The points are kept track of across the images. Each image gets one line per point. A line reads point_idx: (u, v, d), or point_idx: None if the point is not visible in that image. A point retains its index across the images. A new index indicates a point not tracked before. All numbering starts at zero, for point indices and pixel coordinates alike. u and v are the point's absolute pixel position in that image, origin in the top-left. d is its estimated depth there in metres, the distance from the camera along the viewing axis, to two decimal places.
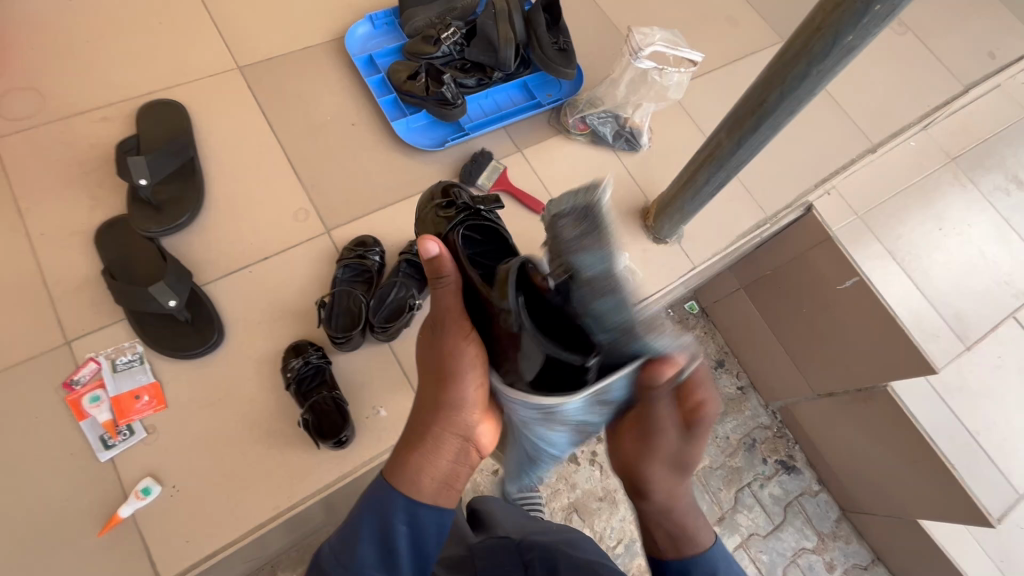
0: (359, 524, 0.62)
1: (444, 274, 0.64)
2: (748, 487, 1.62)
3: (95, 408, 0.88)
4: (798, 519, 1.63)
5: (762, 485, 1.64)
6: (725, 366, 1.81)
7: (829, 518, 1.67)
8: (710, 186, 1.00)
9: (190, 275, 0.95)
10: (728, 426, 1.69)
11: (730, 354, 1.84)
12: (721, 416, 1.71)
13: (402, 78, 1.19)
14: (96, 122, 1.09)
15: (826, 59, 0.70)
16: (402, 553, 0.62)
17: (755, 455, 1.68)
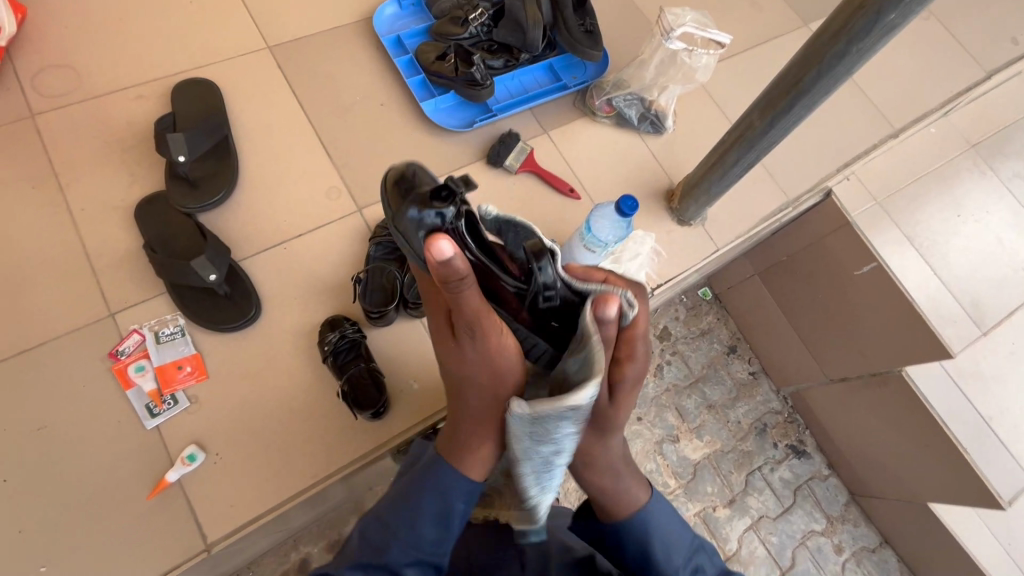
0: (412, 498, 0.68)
1: (462, 278, 0.54)
2: (759, 470, 1.65)
3: (141, 377, 0.91)
4: (808, 503, 1.65)
5: (773, 469, 1.67)
6: (737, 352, 1.80)
7: (838, 502, 1.69)
8: (739, 167, 1.01)
9: (228, 251, 0.98)
10: (740, 410, 1.71)
11: (742, 340, 1.83)
12: (733, 401, 1.72)
13: (431, 58, 1.19)
14: (132, 100, 1.10)
15: (865, 38, 0.71)
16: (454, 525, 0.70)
17: (765, 440, 1.70)
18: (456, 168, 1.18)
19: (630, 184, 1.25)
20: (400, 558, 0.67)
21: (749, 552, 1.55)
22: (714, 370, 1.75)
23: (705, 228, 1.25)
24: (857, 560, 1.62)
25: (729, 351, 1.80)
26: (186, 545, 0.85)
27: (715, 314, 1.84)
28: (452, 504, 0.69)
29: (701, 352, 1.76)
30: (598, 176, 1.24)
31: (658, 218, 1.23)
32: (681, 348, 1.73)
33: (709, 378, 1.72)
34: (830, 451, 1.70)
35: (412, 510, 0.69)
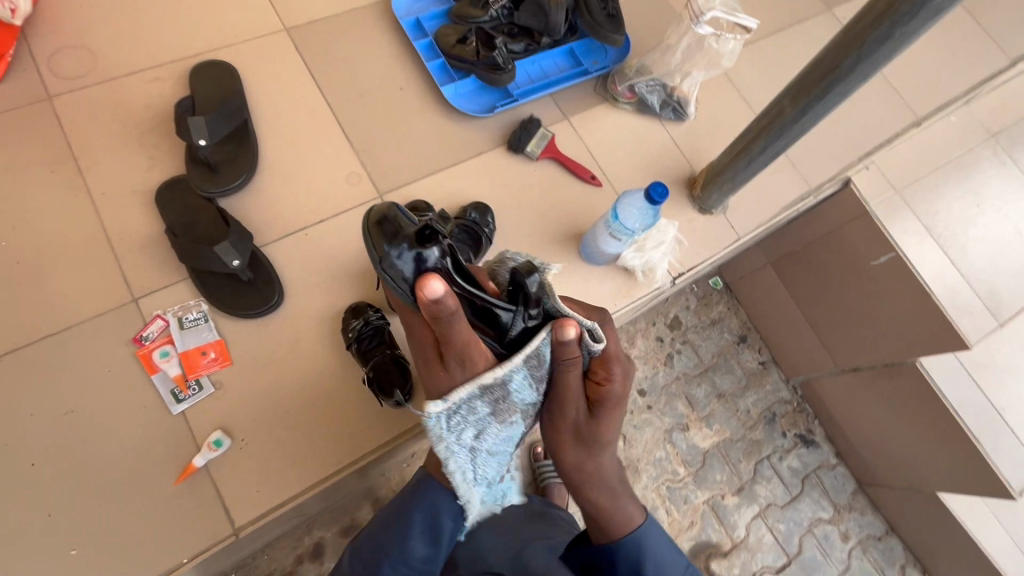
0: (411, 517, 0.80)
1: (450, 314, 0.59)
2: (767, 459, 1.66)
3: (165, 363, 0.91)
4: (815, 492, 1.66)
5: (781, 458, 1.68)
6: (748, 341, 1.80)
7: (846, 491, 1.69)
8: (767, 154, 1.00)
9: (251, 236, 0.97)
10: (750, 399, 1.71)
11: (753, 329, 1.83)
12: (743, 390, 1.73)
13: (451, 41, 1.18)
14: (150, 82, 1.09)
15: (910, 21, 0.70)
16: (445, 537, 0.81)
17: (774, 429, 1.71)
18: (477, 154, 1.17)
19: (651, 172, 1.24)
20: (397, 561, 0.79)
21: (757, 539, 1.56)
22: (724, 359, 1.75)
23: (726, 217, 1.24)
24: (863, 548, 1.64)
25: (740, 340, 1.79)
26: (213, 529, 0.85)
27: (726, 304, 1.83)
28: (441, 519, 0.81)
29: (711, 342, 1.76)
30: (619, 163, 1.23)
31: (679, 207, 1.22)
32: (691, 338, 1.73)
33: (719, 367, 1.72)
34: (839, 441, 1.71)
35: (405, 528, 0.80)
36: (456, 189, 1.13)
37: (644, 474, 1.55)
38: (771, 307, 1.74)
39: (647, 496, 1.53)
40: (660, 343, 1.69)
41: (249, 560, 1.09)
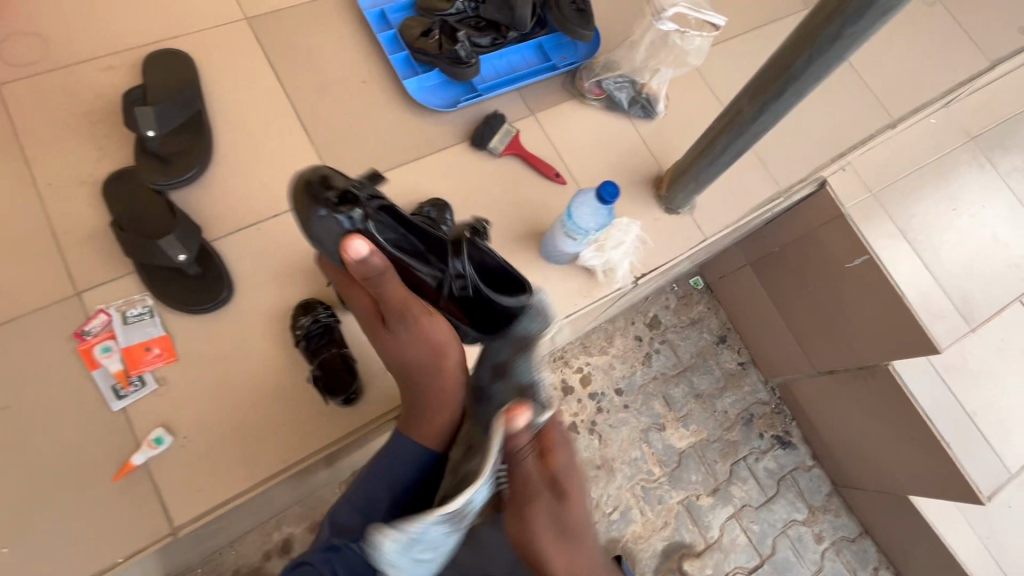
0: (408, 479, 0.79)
1: (377, 268, 0.78)
2: (743, 460, 1.65)
3: (107, 358, 0.89)
4: (790, 493, 1.65)
5: (757, 459, 1.66)
6: (728, 342, 1.78)
7: (821, 492, 1.69)
8: (727, 155, 0.98)
9: (198, 229, 0.94)
10: (728, 400, 1.70)
11: (733, 329, 1.81)
12: (721, 390, 1.71)
13: (415, 34, 1.15)
14: (103, 70, 1.06)
15: (857, 23, 0.68)
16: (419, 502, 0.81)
17: (751, 430, 1.70)
18: (439, 150, 1.15)
19: (618, 170, 1.22)
20: (372, 534, 0.77)
21: (730, 540, 1.55)
22: (703, 360, 1.73)
23: (693, 216, 1.23)
24: (836, 549, 1.63)
25: (719, 341, 1.78)
26: (153, 527, 0.84)
27: (706, 304, 1.82)
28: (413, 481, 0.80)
29: (689, 342, 1.75)
30: (585, 161, 1.21)
31: (645, 206, 1.21)
32: (671, 338, 1.72)
33: (697, 367, 1.71)
34: (815, 442, 1.70)
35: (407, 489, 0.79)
36: (417, 185, 1.12)
37: (619, 473, 1.53)
38: (749, 308, 1.73)
39: (620, 496, 1.51)
40: (639, 342, 1.67)
41: (216, 555, 1.14)
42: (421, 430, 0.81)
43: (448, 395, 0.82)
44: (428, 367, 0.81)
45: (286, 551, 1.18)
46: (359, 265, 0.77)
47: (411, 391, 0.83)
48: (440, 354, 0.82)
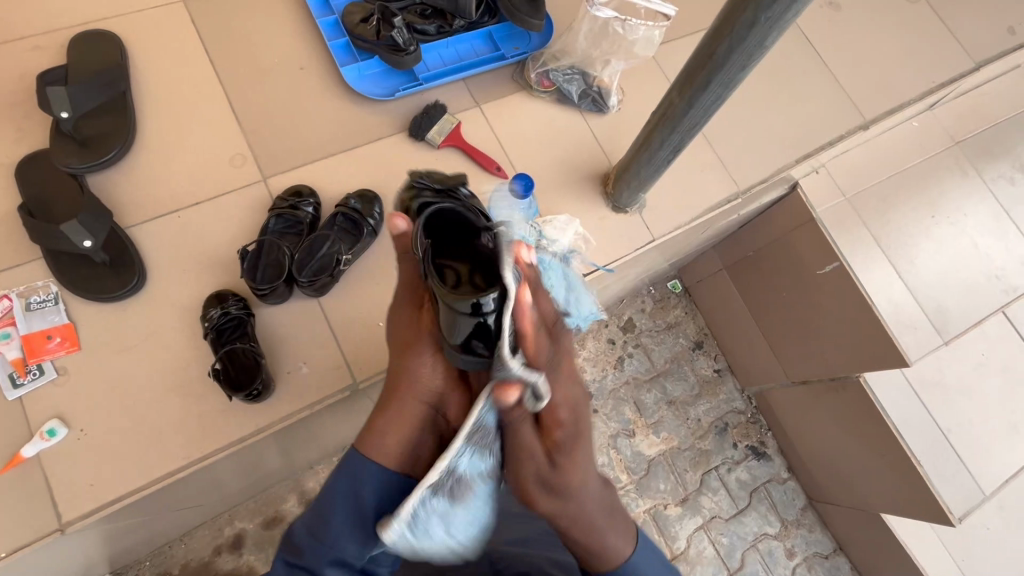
0: (333, 494, 0.62)
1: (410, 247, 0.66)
2: (715, 470, 1.57)
3: (4, 346, 0.86)
4: (762, 506, 1.57)
5: (730, 469, 1.59)
6: (703, 348, 1.71)
7: (795, 506, 1.60)
8: (665, 150, 0.93)
9: (109, 215, 0.92)
10: (700, 408, 1.63)
11: (710, 335, 1.74)
12: (695, 398, 1.64)
13: (355, 20, 1.11)
14: (28, 51, 1.03)
15: (772, 6, 0.64)
16: (377, 528, 0.62)
17: (725, 440, 1.62)
18: (375, 140, 1.10)
19: (565, 166, 1.17)
20: (319, 562, 0.60)
21: (697, 552, 1.47)
22: (678, 365, 1.66)
23: (642, 216, 1.18)
24: (808, 566, 1.55)
25: (695, 346, 1.71)
26: (39, 522, 0.81)
27: (683, 308, 1.75)
28: (365, 497, 0.62)
29: (665, 347, 1.67)
30: (531, 156, 1.16)
31: (592, 204, 1.16)
32: (645, 342, 1.65)
33: (671, 373, 1.64)
34: (790, 455, 1.62)
35: (327, 509, 0.62)
36: (350, 177, 1.08)
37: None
38: (723, 314, 1.66)
39: None
40: (611, 345, 1.61)
41: (166, 547, 1.12)
42: (371, 439, 0.64)
43: (407, 409, 0.65)
44: (410, 353, 0.67)
45: (237, 547, 1.15)
46: (399, 240, 0.66)
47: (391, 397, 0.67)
48: (417, 357, 0.66)
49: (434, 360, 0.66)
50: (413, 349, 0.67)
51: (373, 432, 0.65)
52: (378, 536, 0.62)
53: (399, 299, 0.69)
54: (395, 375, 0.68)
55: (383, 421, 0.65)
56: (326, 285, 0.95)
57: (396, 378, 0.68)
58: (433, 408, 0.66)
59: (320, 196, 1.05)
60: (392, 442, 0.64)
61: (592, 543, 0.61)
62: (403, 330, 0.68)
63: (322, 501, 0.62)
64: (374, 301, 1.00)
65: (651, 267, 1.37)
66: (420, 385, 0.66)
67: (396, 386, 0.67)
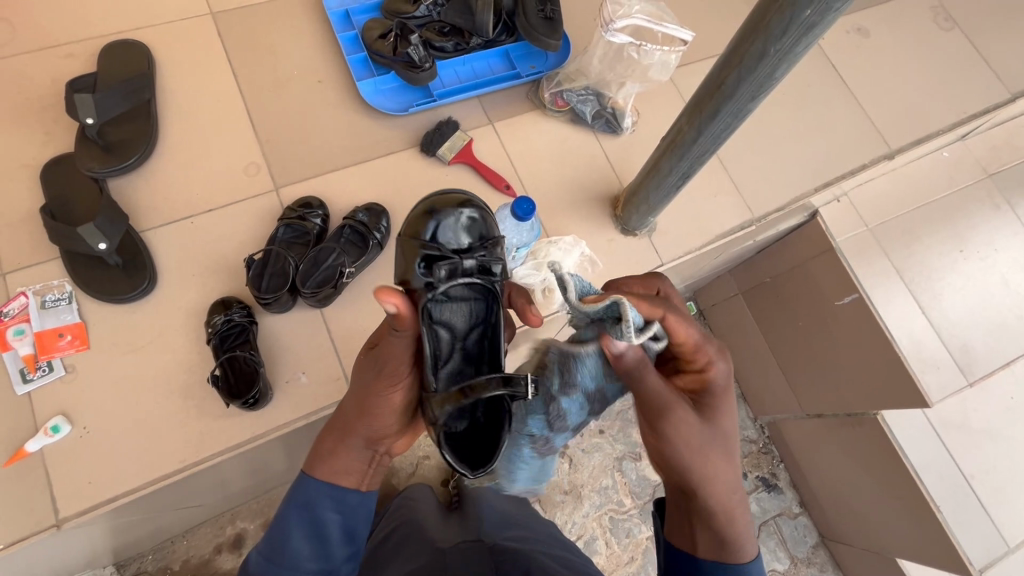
0: (289, 518, 0.69)
1: (405, 324, 0.61)
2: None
3: (18, 341, 0.89)
4: (771, 541, 1.49)
5: None
6: None
7: (806, 543, 1.52)
8: (673, 176, 0.92)
9: (125, 219, 0.95)
10: None
11: None
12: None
13: (373, 36, 1.13)
14: (62, 58, 1.08)
15: (783, 38, 0.62)
16: (334, 540, 0.70)
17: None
18: (386, 154, 1.12)
19: (574, 186, 1.16)
20: None
21: None
22: None
23: (651, 240, 1.17)
24: None
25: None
26: (37, 517, 0.83)
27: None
28: (320, 515, 0.70)
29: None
30: (541, 175, 1.16)
31: (600, 225, 1.15)
32: None
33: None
34: (803, 488, 1.52)
35: (284, 531, 0.69)
36: (359, 189, 1.09)
37: (588, 500, 1.31)
38: (736, 341, 1.59)
39: (584, 525, 1.29)
40: None
41: (168, 543, 1.13)
42: (319, 467, 0.70)
43: (358, 450, 0.69)
44: (368, 412, 0.66)
45: (237, 547, 1.15)
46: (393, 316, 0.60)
47: (342, 429, 0.69)
48: (375, 420, 0.67)
49: (391, 421, 0.67)
50: (371, 407, 0.66)
51: (322, 460, 0.70)
52: (336, 546, 0.71)
53: (376, 358, 0.65)
54: (345, 415, 0.69)
55: (331, 452, 0.69)
56: (330, 297, 0.96)
57: (348, 417, 0.68)
58: (380, 451, 0.70)
59: (330, 208, 1.06)
60: (337, 474, 0.69)
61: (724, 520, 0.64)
62: (361, 384, 0.66)
63: (280, 524, 0.70)
64: (376, 314, 1.01)
65: (662, 289, 1.33)
66: (370, 436, 0.68)
67: (346, 429, 0.68)
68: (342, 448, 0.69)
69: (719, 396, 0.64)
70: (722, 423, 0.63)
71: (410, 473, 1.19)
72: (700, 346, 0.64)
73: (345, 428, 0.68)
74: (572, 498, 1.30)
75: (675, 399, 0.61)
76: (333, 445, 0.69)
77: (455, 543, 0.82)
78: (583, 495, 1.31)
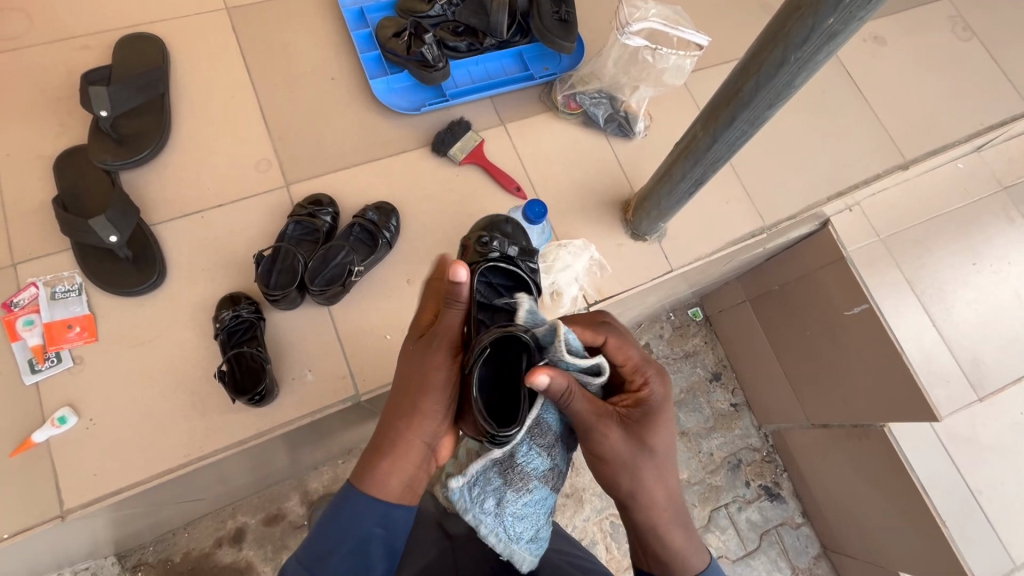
0: (328, 533, 0.61)
1: (462, 298, 0.61)
2: (724, 508, 1.48)
3: (27, 332, 0.90)
4: (772, 550, 1.47)
5: (740, 508, 1.49)
6: (721, 380, 1.61)
7: (808, 554, 1.50)
8: (686, 182, 0.91)
9: (136, 212, 0.95)
10: (714, 441, 1.53)
11: (729, 367, 1.64)
12: (709, 430, 1.55)
13: (388, 34, 1.12)
14: (78, 50, 1.09)
15: (804, 46, 0.62)
16: (376, 558, 0.61)
17: (737, 477, 1.52)
18: (397, 153, 1.12)
19: (584, 190, 1.16)
20: None
21: None
22: (693, 396, 1.57)
23: (661, 245, 1.16)
24: None
25: (712, 378, 1.62)
26: (41, 508, 0.83)
27: (703, 337, 1.66)
28: (361, 531, 0.61)
29: (681, 375, 1.59)
30: (551, 177, 1.15)
31: (610, 229, 1.14)
32: None
33: (686, 404, 1.55)
34: (806, 498, 1.51)
35: (321, 549, 0.60)
36: (369, 187, 1.09)
37: (588, 504, 1.30)
38: (742, 348, 1.58)
39: (585, 529, 1.28)
40: None
41: (169, 535, 1.13)
42: (371, 480, 0.62)
43: (412, 449, 0.63)
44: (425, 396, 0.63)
45: (238, 540, 1.15)
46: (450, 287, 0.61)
47: (392, 426, 0.64)
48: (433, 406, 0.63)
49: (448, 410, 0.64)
50: (434, 391, 0.62)
51: (375, 468, 0.63)
52: (377, 567, 0.61)
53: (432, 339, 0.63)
54: (398, 409, 0.64)
55: (382, 458, 0.63)
56: (338, 295, 0.95)
57: (400, 410, 0.64)
58: (432, 447, 0.65)
59: (339, 205, 1.06)
60: (388, 481, 0.63)
61: (665, 540, 0.62)
62: (412, 365, 0.64)
63: (316, 542, 0.61)
64: (383, 313, 1.01)
65: (669, 295, 1.32)
66: (430, 426, 0.64)
67: (402, 423, 0.64)
68: (393, 445, 0.63)
69: (653, 415, 0.62)
70: (652, 442, 0.61)
71: None
72: (641, 366, 0.65)
73: (398, 424, 0.63)
74: (573, 501, 1.30)
75: (666, 409, 0.63)
76: (384, 444, 0.64)
77: (464, 534, 0.81)
78: (584, 498, 1.30)
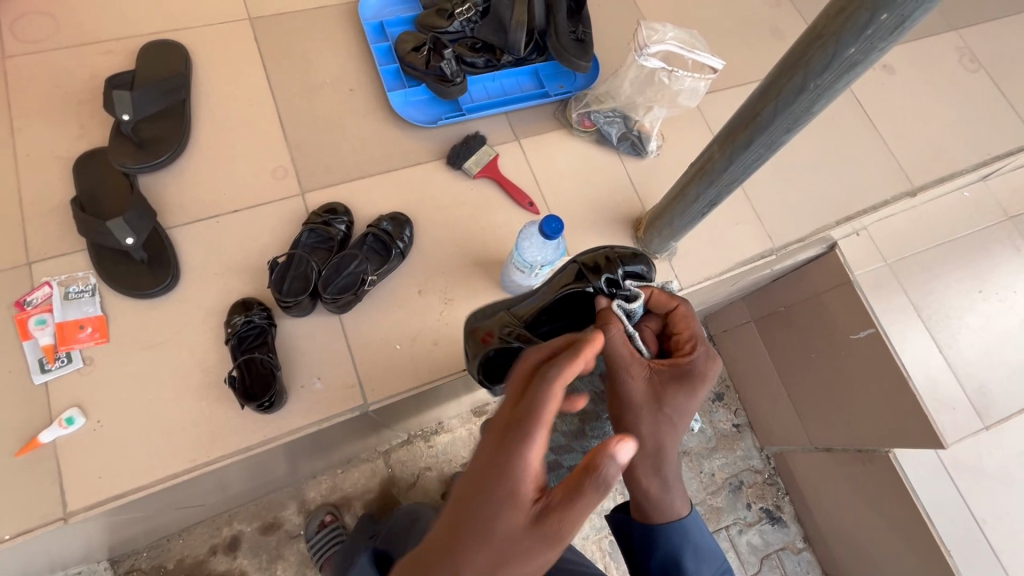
0: None
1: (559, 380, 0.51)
2: (725, 530, 1.45)
3: (39, 331, 0.90)
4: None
5: (740, 531, 1.46)
6: (724, 400, 1.60)
7: None
8: (699, 203, 0.92)
9: (153, 216, 0.95)
10: (715, 462, 1.51)
11: (731, 387, 1.63)
12: (710, 450, 1.53)
13: (407, 48, 1.14)
14: (102, 54, 1.10)
15: (824, 74, 0.63)
16: None
17: (738, 499, 1.50)
18: (411, 165, 1.13)
19: (595, 205, 1.17)
20: None
21: None
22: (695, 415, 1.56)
23: (671, 263, 1.19)
24: None
25: (715, 398, 1.60)
26: (43, 509, 0.83)
27: None
28: None
29: None
30: (563, 193, 1.16)
31: (621, 246, 1.15)
32: None
33: None
34: (808, 523, 1.48)
35: None
36: (383, 197, 1.10)
37: (588, 522, 1.28)
38: (747, 368, 1.57)
39: (585, 547, 1.26)
40: None
41: (165, 541, 1.12)
42: None
43: None
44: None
45: (233, 549, 1.14)
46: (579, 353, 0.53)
47: None
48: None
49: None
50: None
51: None
52: None
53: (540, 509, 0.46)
54: None
55: None
56: (350, 303, 0.96)
57: None
58: None
59: (353, 214, 1.07)
60: None
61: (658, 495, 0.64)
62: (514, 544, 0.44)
63: None
64: (393, 321, 1.01)
65: None
66: None
67: None
68: None
69: (691, 379, 0.63)
70: (682, 401, 0.63)
71: (410, 483, 1.23)
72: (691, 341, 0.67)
73: None
74: None
75: (699, 381, 0.64)
76: None
77: None
78: (583, 516, 1.28)
